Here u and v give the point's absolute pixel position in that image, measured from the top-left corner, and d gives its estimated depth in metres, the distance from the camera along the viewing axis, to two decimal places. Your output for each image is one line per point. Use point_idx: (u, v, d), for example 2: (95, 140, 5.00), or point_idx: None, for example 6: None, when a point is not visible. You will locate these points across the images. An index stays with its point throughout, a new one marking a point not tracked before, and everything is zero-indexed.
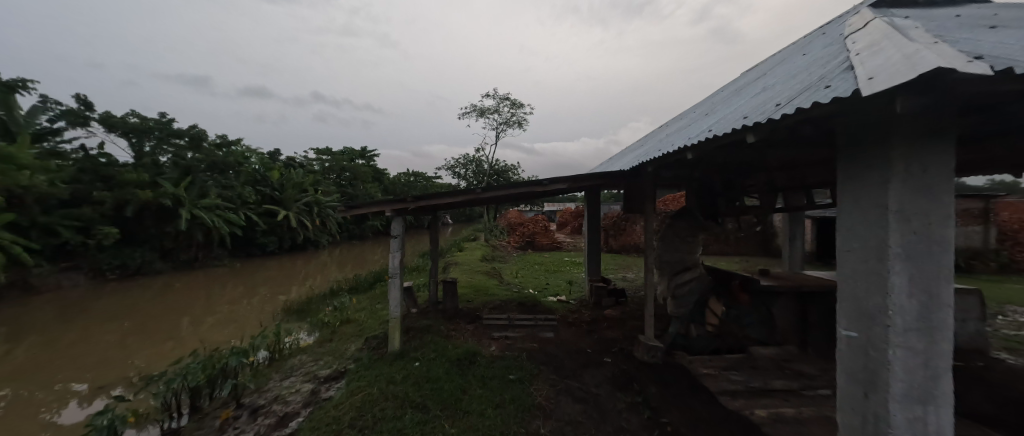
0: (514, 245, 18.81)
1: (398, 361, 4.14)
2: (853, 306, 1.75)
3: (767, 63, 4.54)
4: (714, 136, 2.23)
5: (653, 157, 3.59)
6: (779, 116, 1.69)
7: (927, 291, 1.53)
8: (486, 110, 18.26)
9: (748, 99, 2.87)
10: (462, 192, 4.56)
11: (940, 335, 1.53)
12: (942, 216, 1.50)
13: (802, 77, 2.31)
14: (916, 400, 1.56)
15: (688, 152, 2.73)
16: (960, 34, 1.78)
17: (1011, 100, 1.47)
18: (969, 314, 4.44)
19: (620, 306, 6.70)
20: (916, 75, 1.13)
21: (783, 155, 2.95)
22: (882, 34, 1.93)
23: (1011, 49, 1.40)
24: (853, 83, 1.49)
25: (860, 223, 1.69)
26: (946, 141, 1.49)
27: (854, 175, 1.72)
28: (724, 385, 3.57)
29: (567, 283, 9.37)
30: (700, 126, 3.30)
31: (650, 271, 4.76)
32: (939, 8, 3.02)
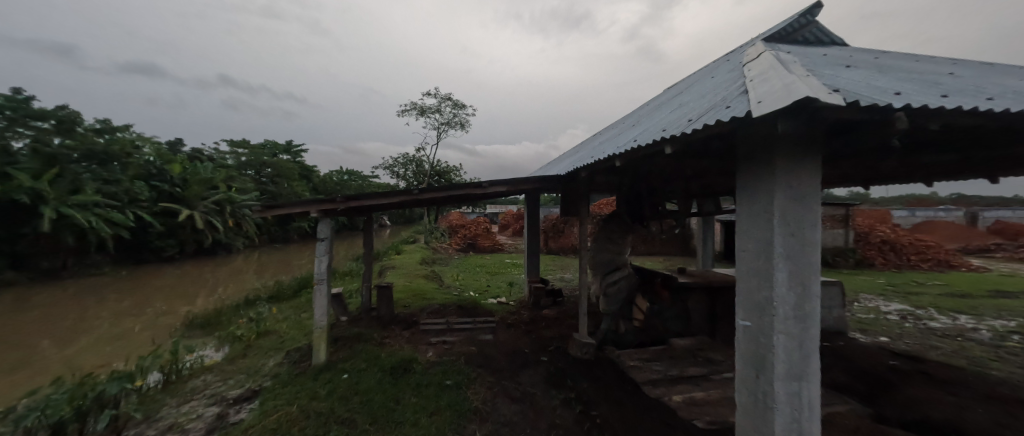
0: (455, 247, 18.56)
1: (324, 374, 3.83)
2: (748, 299, 2.01)
3: (685, 83, 5.04)
4: (638, 146, 2.42)
5: (585, 163, 3.77)
6: (689, 131, 1.89)
7: (802, 284, 1.81)
8: (428, 109, 17.74)
9: (667, 114, 3.17)
10: (398, 193, 4.34)
11: (810, 321, 1.83)
12: (811, 221, 1.80)
13: (710, 97, 2.60)
14: (793, 377, 1.85)
15: (617, 160, 2.92)
16: (826, 70, 2.15)
17: (858, 128, 1.81)
18: (834, 302, 5.37)
19: (556, 306, 6.94)
20: (790, 102, 1.33)
21: (697, 165, 3.29)
22: (770, 64, 2.26)
23: (860, 85, 1.73)
24: (746, 105, 1.72)
25: (753, 226, 1.94)
26: (814, 158, 1.80)
27: (748, 185, 1.99)
28: (648, 375, 3.87)
29: (508, 285, 9.47)
30: (627, 136, 3.55)
31: (585, 271, 5.00)
32: (812, 47, 3.62)
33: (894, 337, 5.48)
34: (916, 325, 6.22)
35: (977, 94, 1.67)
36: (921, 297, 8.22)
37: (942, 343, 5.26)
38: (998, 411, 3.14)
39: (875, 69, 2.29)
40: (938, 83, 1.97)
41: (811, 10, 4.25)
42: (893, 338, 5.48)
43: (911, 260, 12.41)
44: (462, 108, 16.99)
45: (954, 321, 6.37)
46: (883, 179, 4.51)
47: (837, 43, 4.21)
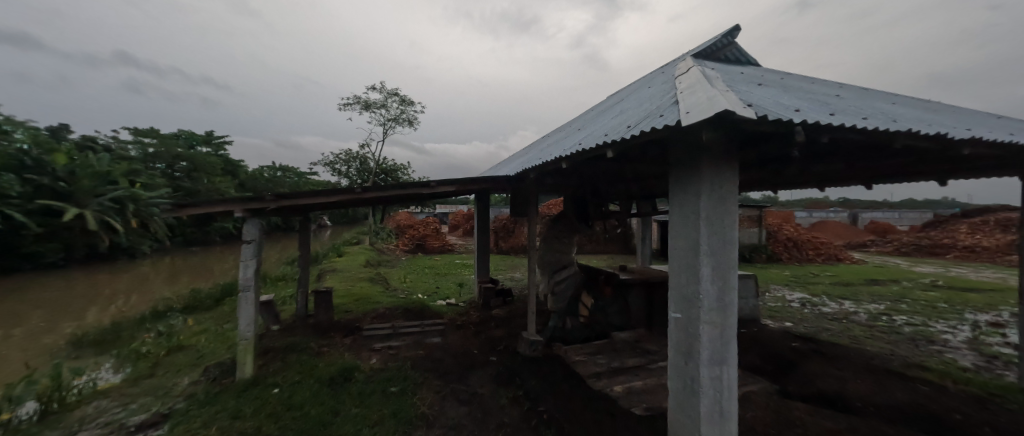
0: (402, 248, 17.92)
1: (251, 390, 3.48)
2: (679, 293, 2.19)
3: (625, 91, 5.37)
4: (582, 150, 2.52)
5: (533, 165, 3.85)
6: (628, 137, 2.01)
7: (723, 278, 2.01)
8: (372, 103, 16.90)
9: (609, 120, 3.34)
10: (339, 192, 4.08)
11: (729, 311, 2.04)
12: (730, 221, 2.02)
13: (647, 106, 2.79)
14: (716, 363, 2.04)
15: (563, 162, 3.01)
16: (742, 87, 2.42)
17: (767, 140, 2.07)
18: (750, 293, 6.07)
19: (506, 306, 7.00)
20: (713, 114, 1.48)
21: (636, 168, 3.51)
22: (698, 79, 2.49)
23: (767, 102, 1.97)
24: (677, 115, 1.87)
25: (684, 226, 2.12)
26: (733, 164, 2.01)
27: (679, 188, 2.16)
28: (592, 368, 4.05)
29: (457, 286, 9.34)
30: (572, 140, 3.68)
31: (533, 270, 5.08)
32: (731, 66, 4.06)
33: (796, 322, 6.32)
34: (812, 310, 7.24)
35: (855, 114, 1.99)
36: (816, 286, 9.59)
37: (832, 325, 6.18)
38: (870, 379, 3.77)
39: (780, 89, 2.63)
40: (827, 103, 2.32)
41: (731, 33, 4.77)
42: (795, 322, 6.32)
43: (809, 254, 14.41)
44: (410, 105, 16.46)
45: (840, 306, 7.52)
46: (787, 185, 5.18)
47: (753, 64, 4.76)
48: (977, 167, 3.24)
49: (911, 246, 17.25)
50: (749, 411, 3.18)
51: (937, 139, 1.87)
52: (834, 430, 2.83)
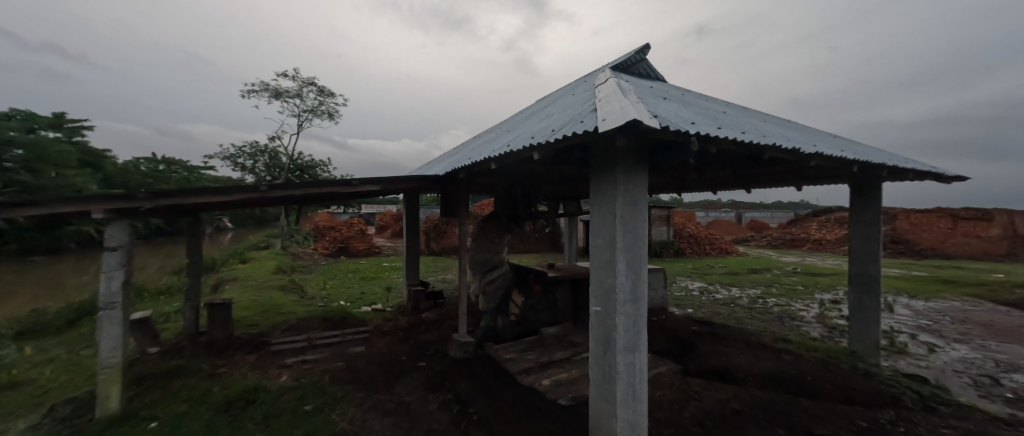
0: (322, 252, 16.44)
1: (118, 428, 2.87)
2: (598, 287, 2.34)
3: (551, 97, 5.61)
4: (510, 151, 2.56)
5: (462, 165, 3.81)
6: (552, 141, 2.10)
7: (635, 272, 2.21)
8: (284, 92, 15.19)
9: (536, 123, 3.45)
10: (238, 190, 3.56)
11: (640, 302, 2.25)
12: (640, 220, 2.23)
13: (570, 111, 2.95)
14: (630, 350, 2.24)
15: (491, 162, 3.03)
16: (651, 100, 2.69)
17: (671, 148, 2.33)
18: (660, 285, 6.78)
19: (436, 308, 6.84)
20: (624, 122, 1.62)
21: (561, 171, 3.70)
22: (614, 89, 2.70)
23: (670, 114, 2.22)
24: (596, 121, 2.00)
25: (602, 226, 2.28)
26: (643, 168, 2.23)
27: (597, 190, 2.32)
28: (522, 365, 4.15)
29: (385, 290, 8.83)
30: (502, 141, 3.72)
31: (463, 271, 5.03)
32: (643, 80, 4.49)
33: (696, 308, 7.25)
34: (709, 297, 8.36)
35: (736, 128, 2.35)
36: (712, 276, 11.09)
37: (723, 309, 7.21)
38: (750, 353, 4.48)
39: (680, 104, 2.99)
40: (716, 118, 2.70)
41: (642, 50, 5.27)
42: (696, 309, 7.23)
43: (707, 249, 16.61)
44: (330, 96, 15.12)
45: (729, 293, 8.81)
46: (689, 188, 5.89)
47: (661, 80, 5.32)
48: (822, 176, 4.04)
49: (779, 240, 20.93)
50: (658, 390, 3.55)
51: (794, 152, 2.30)
52: (724, 400, 3.31)
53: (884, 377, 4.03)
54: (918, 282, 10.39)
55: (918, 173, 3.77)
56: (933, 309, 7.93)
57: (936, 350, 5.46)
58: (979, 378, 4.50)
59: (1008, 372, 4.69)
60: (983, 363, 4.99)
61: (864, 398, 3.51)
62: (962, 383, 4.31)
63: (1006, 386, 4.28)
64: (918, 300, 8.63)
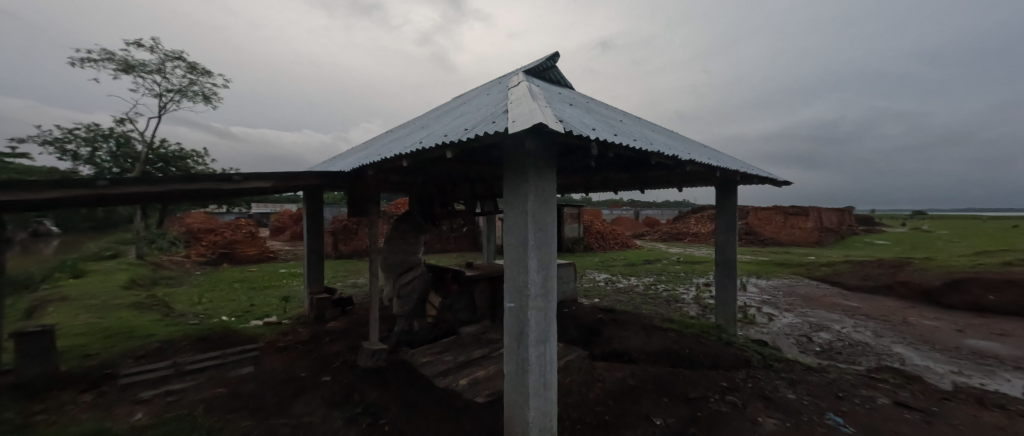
0: (197, 260, 13.81)
1: None
2: (511, 284, 2.41)
3: (467, 96, 5.60)
4: (422, 148, 2.47)
5: (371, 161, 3.55)
6: (464, 139, 2.09)
7: (545, 267, 2.33)
8: (138, 65, 12.31)
9: (450, 121, 3.40)
10: (62, 186, 2.76)
11: (550, 295, 2.39)
12: (550, 218, 2.36)
13: (483, 111, 2.97)
14: (541, 342, 2.35)
15: (403, 160, 2.89)
16: (558, 105, 2.87)
17: (576, 151, 2.52)
18: (571, 278, 7.28)
19: (344, 317, 6.29)
20: (531, 125, 1.70)
21: (476, 170, 3.71)
22: (525, 93, 2.81)
23: (574, 119, 2.40)
24: (506, 123, 2.06)
25: (515, 224, 2.34)
26: (551, 169, 2.36)
27: (509, 189, 2.38)
28: (439, 367, 4.07)
29: (282, 300, 7.78)
30: (414, 138, 3.57)
31: (374, 274, 4.70)
32: (553, 86, 4.76)
33: (601, 298, 7.96)
34: (612, 287, 9.25)
35: (629, 136, 2.65)
36: (615, 268, 12.30)
37: (623, 297, 8.05)
38: (644, 333, 5.09)
39: (584, 111, 3.25)
40: (613, 126, 3.00)
41: (553, 58, 5.58)
42: (601, 298, 7.94)
43: (611, 243, 18.36)
44: (207, 76, 12.73)
45: (628, 282, 9.88)
46: (595, 189, 6.44)
47: (569, 87, 5.70)
48: (696, 179, 4.78)
49: (668, 234, 24.19)
50: (568, 376, 3.81)
51: (673, 158, 2.68)
52: (622, 378, 3.71)
53: (740, 344, 4.97)
54: (763, 265, 13.03)
55: (761, 179, 4.74)
56: (771, 286, 10.02)
57: (773, 318, 6.91)
58: (799, 337, 5.84)
59: (817, 331, 6.18)
60: (802, 326, 6.49)
61: (726, 363, 4.27)
62: (789, 343, 5.54)
63: (815, 342, 5.64)
64: (763, 279, 10.83)
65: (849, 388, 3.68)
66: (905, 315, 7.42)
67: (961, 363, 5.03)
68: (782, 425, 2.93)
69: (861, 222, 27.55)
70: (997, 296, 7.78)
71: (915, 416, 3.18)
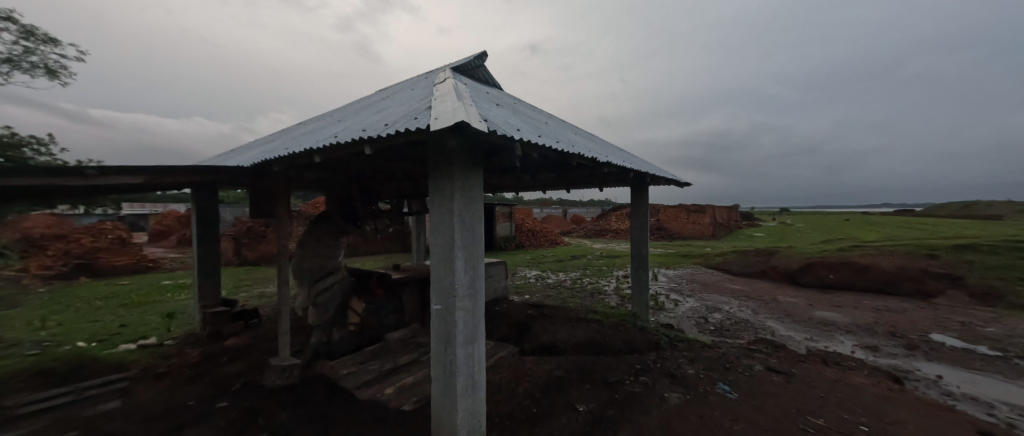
0: (40, 274, 10.99)
1: None
2: (437, 286, 2.33)
3: (391, 89, 5.33)
4: (336, 143, 2.27)
5: (276, 156, 3.17)
6: (383, 136, 1.98)
7: (472, 268, 2.32)
8: None
9: (371, 115, 3.19)
10: None
11: (477, 295, 2.38)
12: (476, 218, 2.35)
13: (406, 106, 2.85)
14: (469, 342, 2.34)
15: (315, 155, 2.63)
16: (484, 106, 2.87)
17: (501, 150, 2.55)
18: (502, 276, 7.35)
19: (248, 332, 5.54)
20: (453, 123, 1.66)
21: (401, 167, 3.54)
22: (450, 90, 2.76)
23: (499, 120, 2.42)
24: (429, 120, 1.99)
25: (441, 225, 2.27)
26: (477, 170, 2.35)
27: (434, 189, 2.29)
28: (362, 377, 3.80)
29: (164, 317, 6.55)
30: (329, 131, 3.28)
31: (284, 282, 4.21)
32: (481, 85, 4.77)
33: (531, 294, 8.21)
34: (541, 283, 9.58)
35: (552, 137, 2.77)
36: (544, 264, 12.78)
37: (552, 291, 8.40)
38: (570, 325, 5.36)
39: (510, 112, 3.31)
40: (538, 127, 3.10)
41: (481, 56, 5.56)
42: (531, 294, 8.17)
43: (541, 241, 19.03)
44: (52, 44, 10.15)
45: (557, 277, 10.33)
46: (524, 188, 6.60)
47: (497, 87, 5.76)
48: (614, 180, 5.17)
49: (592, 231, 25.89)
50: (498, 374, 3.84)
51: (592, 160, 2.86)
52: (549, 370, 3.86)
53: (651, 329, 5.51)
54: (670, 257, 14.65)
55: (667, 180, 5.31)
56: (678, 275, 11.30)
57: (678, 304, 7.81)
58: (699, 319, 6.69)
59: (712, 313, 7.14)
60: (701, 308, 7.46)
61: (640, 347, 4.71)
62: (691, 324, 6.32)
63: (710, 322, 6.51)
64: (670, 270, 12.18)
65: (734, 359, 4.33)
66: (775, 294, 8.96)
67: (812, 331, 6.25)
68: (683, 397, 3.32)
69: (744, 217, 32.60)
70: (836, 275, 9.82)
71: (780, 377, 3.86)
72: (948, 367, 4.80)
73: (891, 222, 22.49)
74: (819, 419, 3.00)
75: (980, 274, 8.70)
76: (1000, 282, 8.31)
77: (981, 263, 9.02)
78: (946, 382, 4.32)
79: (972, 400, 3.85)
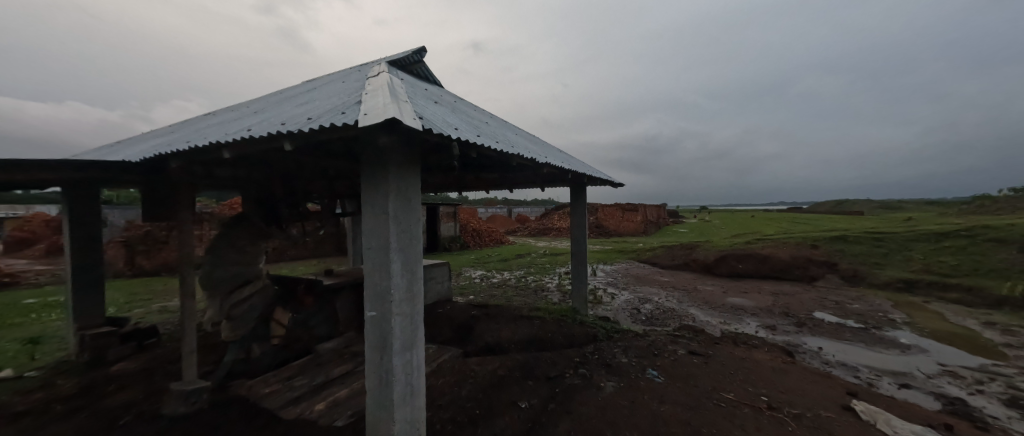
0: None
1: None
2: (371, 292, 2.18)
3: (320, 80, 4.93)
4: (249, 137, 2.03)
5: (175, 149, 2.76)
6: (306, 131, 1.81)
7: (410, 271, 2.23)
8: None
9: (293, 108, 2.91)
10: None
11: (415, 299, 2.29)
12: (413, 219, 2.26)
13: (334, 100, 2.64)
14: (407, 348, 2.23)
15: (224, 150, 2.33)
16: (421, 103, 2.77)
17: (439, 149, 2.48)
18: (445, 277, 7.19)
19: (143, 354, 4.75)
20: (383, 120, 1.57)
21: (331, 165, 3.29)
22: (384, 85, 2.62)
23: (436, 118, 2.35)
24: (357, 115, 1.86)
25: (374, 227, 2.12)
26: (414, 169, 2.26)
27: (366, 189, 2.14)
28: (288, 394, 3.46)
29: (26, 344, 5.36)
30: (243, 123, 2.94)
31: (189, 294, 3.67)
32: (419, 81, 4.61)
33: (476, 294, 8.17)
34: (486, 282, 9.57)
35: (492, 137, 2.77)
36: (489, 264, 12.80)
37: (496, 291, 8.43)
38: (513, 323, 5.40)
39: (448, 110, 3.25)
40: (477, 127, 3.08)
41: (420, 52, 5.39)
42: (475, 295, 8.11)
43: (486, 240, 19.02)
44: None
45: (501, 276, 10.40)
46: (467, 188, 6.52)
47: (437, 84, 5.61)
48: (555, 180, 5.32)
49: (536, 230, 26.54)
50: (440, 378, 3.75)
51: (531, 160, 2.91)
52: (492, 370, 3.86)
53: (590, 322, 5.78)
54: (608, 254, 15.55)
55: (602, 180, 5.60)
56: (614, 270, 12.02)
57: (614, 297, 8.31)
58: (632, 310, 7.19)
59: (643, 304, 7.71)
60: (634, 300, 8.03)
61: (579, 341, 4.91)
62: (626, 316, 6.75)
63: (642, 312, 7.03)
64: (608, 265, 12.91)
65: (662, 346, 4.71)
66: (696, 284, 9.94)
67: (725, 315, 7.04)
68: (617, 385, 3.53)
69: (670, 215, 35.73)
70: (744, 265, 11.18)
71: (699, 359, 4.29)
72: (827, 339, 5.71)
73: (785, 217, 26.19)
74: (730, 394, 3.38)
75: (849, 260, 10.51)
76: (862, 266, 10.12)
77: (850, 252, 10.88)
78: (825, 352, 5.15)
79: (843, 366, 4.63)
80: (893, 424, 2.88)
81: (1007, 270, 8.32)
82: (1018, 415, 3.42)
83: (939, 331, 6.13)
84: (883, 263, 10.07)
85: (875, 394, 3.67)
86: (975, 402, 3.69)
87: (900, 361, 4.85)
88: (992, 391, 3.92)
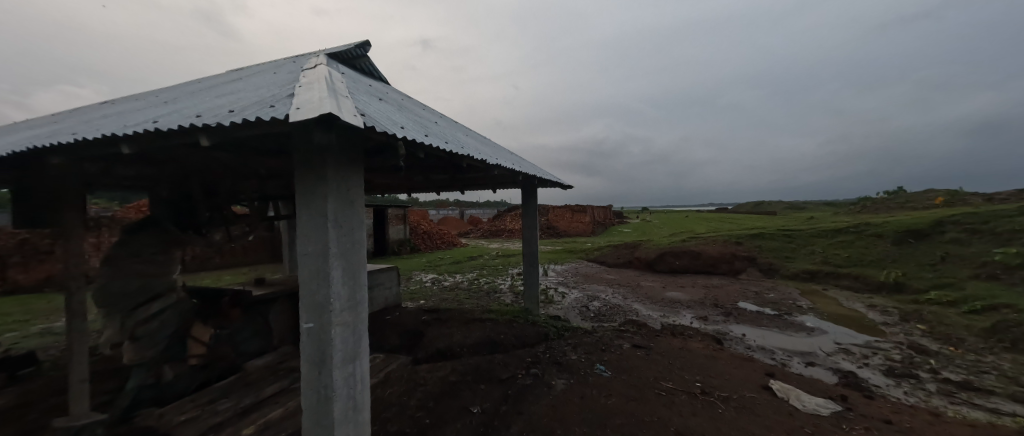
0: None
1: None
2: (309, 302, 1.99)
3: (248, 69, 4.50)
4: (153, 130, 1.77)
5: (57, 142, 2.32)
6: (226, 124, 1.61)
7: (352, 277, 2.08)
8: None
9: (212, 99, 2.60)
10: None
11: (358, 307, 2.15)
12: (355, 223, 2.12)
13: (262, 91, 2.41)
14: (349, 360, 2.08)
15: (123, 145, 2.00)
16: (362, 99, 2.62)
17: (383, 148, 2.36)
18: (393, 283, 6.88)
19: (17, 386, 3.95)
20: (317, 115, 1.44)
21: (259, 163, 2.99)
22: (320, 78, 2.43)
23: (379, 115, 2.23)
24: (287, 109, 1.69)
25: (311, 230, 1.94)
26: (355, 169, 2.11)
27: (302, 192, 1.95)
28: (209, 419, 3.08)
29: None
30: (148, 113, 2.55)
31: (78, 313, 3.12)
32: (363, 77, 4.38)
33: (426, 298, 7.93)
34: (437, 286, 9.32)
35: (440, 137, 2.69)
36: (440, 267, 12.53)
37: (447, 294, 8.25)
38: (465, 327, 5.31)
39: (393, 108, 3.11)
40: (424, 126, 2.98)
41: (364, 47, 5.12)
42: (426, 299, 7.85)
43: (438, 242, 18.60)
44: None
45: (453, 279, 10.19)
46: (416, 189, 6.29)
47: (382, 81, 5.36)
48: (506, 182, 5.35)
49: (488, 231, 26.62)
50: (388, 389, 3.57)
51: (480, 162, 2.88)
52: (444, 376, 3.75)
53: (541, 321, 5.88)
54: (558, 253, 16.01)
55: (552, 183, 5.75)
56: (564, 270, 12.37)
57: (565, 296, 8.54)
58: (582, 308, 7.43)
59: (592, 301, 8.00)
60: (582, 298, 8.31)
61: (531, 341, 4.96)
62: (575, 314, 6.97)
63: (591, 309, 7.31)
64: (559, 265, 13.27)
65: (609, 341, 4.92)
66: (639, 281, 10.56)
67: (664, 309, 7.56)
68: (568, 382, 3.62)
69: (616, 216, 37.66)
70: (680, 261, 12.12)
71: (642, 352, 4.54)
72: (748, 326, 6.37)
73: (714, 217, 28.82)
74: (669, 382, 3.62)
75: (766, 254, 11.84)
76: (777, 259, 11.47)
77: (767, 247, 12.27)
78: (748, 338, 5.74)
79: (763, 349, 5.20)
80: (803, 399, 3.29)
81: (884, 260, 9.93)
82: (893, 383, 4.08)
83: (835, 314, 7.13)
84: (793, 256, 11.49)
85: (789, 373, 4.15)
86: (863, 374, 4.33)
87: (808, 342, 5.55)
88: (875, 364, 4.64)
